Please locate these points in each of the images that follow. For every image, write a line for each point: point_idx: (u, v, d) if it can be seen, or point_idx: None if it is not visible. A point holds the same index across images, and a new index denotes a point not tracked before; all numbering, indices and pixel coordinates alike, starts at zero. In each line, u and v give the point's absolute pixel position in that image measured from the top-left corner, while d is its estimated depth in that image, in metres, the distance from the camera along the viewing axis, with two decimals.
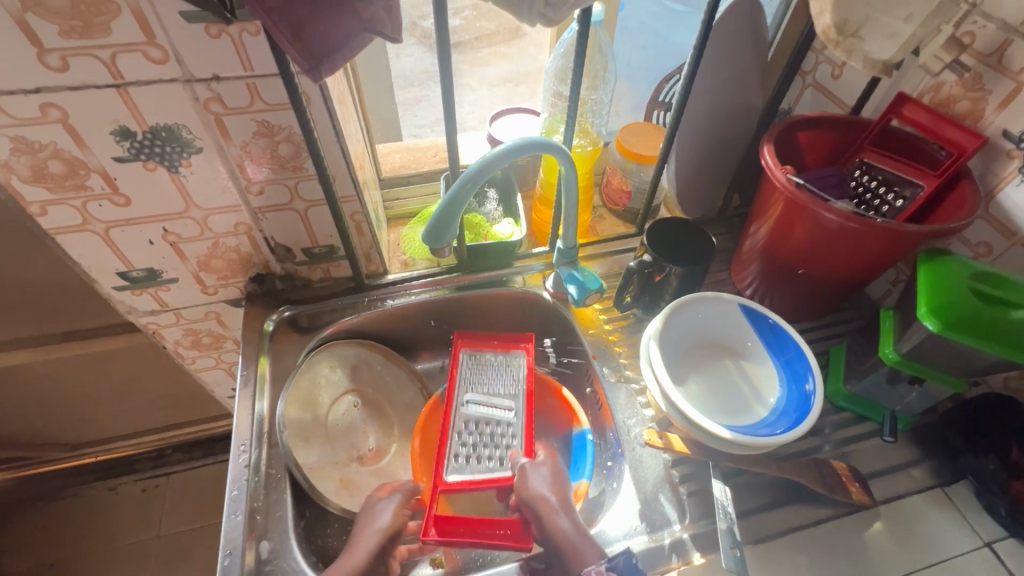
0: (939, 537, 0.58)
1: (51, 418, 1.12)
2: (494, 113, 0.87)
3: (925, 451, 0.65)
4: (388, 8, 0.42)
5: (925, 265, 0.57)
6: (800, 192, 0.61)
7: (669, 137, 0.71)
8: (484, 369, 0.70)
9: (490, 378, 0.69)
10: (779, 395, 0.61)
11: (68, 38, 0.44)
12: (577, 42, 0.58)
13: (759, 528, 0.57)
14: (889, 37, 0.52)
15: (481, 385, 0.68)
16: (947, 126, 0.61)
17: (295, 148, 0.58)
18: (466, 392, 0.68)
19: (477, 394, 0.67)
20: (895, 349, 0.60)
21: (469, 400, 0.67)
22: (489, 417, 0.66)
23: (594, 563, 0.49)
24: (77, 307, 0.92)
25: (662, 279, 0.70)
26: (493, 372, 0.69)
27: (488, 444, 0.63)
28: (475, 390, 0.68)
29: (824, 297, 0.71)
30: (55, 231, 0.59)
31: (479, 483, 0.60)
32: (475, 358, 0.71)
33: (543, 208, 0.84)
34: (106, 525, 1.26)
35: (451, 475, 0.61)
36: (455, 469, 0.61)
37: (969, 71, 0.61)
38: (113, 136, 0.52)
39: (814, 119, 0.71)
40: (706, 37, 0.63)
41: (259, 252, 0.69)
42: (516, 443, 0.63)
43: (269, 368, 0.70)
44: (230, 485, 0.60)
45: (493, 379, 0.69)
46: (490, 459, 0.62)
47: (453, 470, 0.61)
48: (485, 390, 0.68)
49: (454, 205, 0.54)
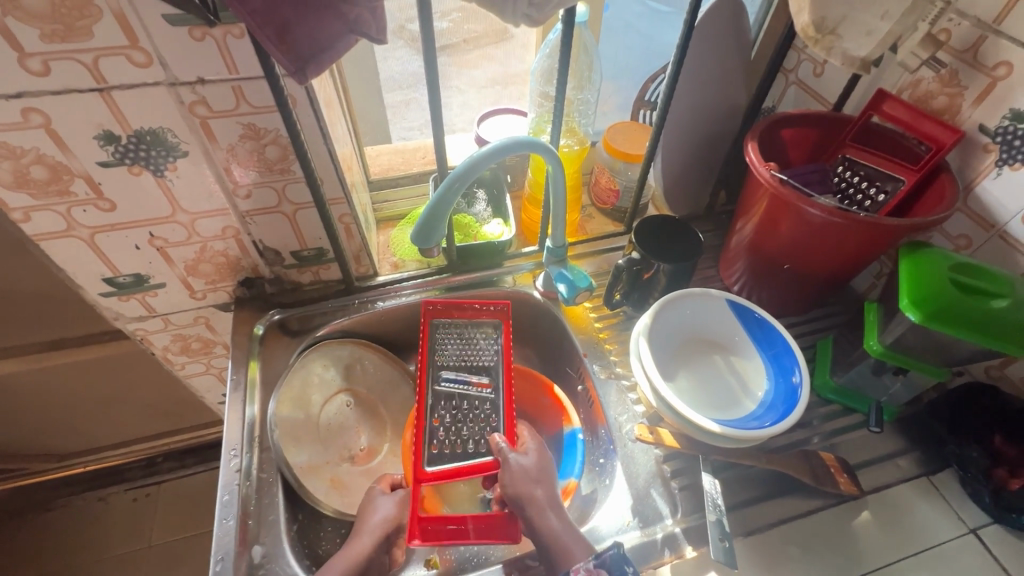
0: (926, 525, 0.59)
1: (37, 429, 1.10)
2: (482, 114, 0.87)
3: (911, 441, 0.66)
4: (372, 10, 0.43)
5: (906, 258, 0.58)
6: (784, 188, 0.62)
7: (655, 136, 0.72)
8: (457, 334, 0.67)
9: (467, 349, 0.66)
10: (767, 388, 0.62)
11: (50, 42, 0.44)
12: (562, 42, 0.59)
13: (750, 520, 0.58)
14: (866, 35, 0.53)
15: (458, 359, 0.65)
16: (926, 122, 0.62)
17: (282, 150, 0.58)
18: (441, 368, 0.64)
19: (452, 367, 0.64)
20: (879, 341, 0.61)
21: (444, 377, 0.64)
22: (467, 397, 0.63)
23: (581, 562, 0.51)
24: (62, 315, 0.91)
25: (650, 276, 0.71)
26: (468, 348, 0.66)
27: (467, 426, 0.61)
28: (449, 365, 0.65)
29: (810, 291, 0.72)
30: (39, 237, 0.59)
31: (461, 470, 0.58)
32: (447, 324, 0.68)
33: (532, 207, 0.84)
34: (96, 536, 1.24)
35: (430, 467, 0.58)
36: (435, 458, 0.58)
37: (945, 67, 0.62)
38: (97, 141, 0.51)
39: (797, 116, 0.72)
40: (689, 36, 0.64)
41: (248, 255, 0.69)
42: (497, 425, 0.61)
43: (259, 373, 0.70)
44: (221, 490, 0.60)
45: (470, 354, 0.66)
46: (470, 442, 0.60)
47: (433, 458, 0.58)
48: (461, 368, 0.65)
49: (442, 206, 0.55)
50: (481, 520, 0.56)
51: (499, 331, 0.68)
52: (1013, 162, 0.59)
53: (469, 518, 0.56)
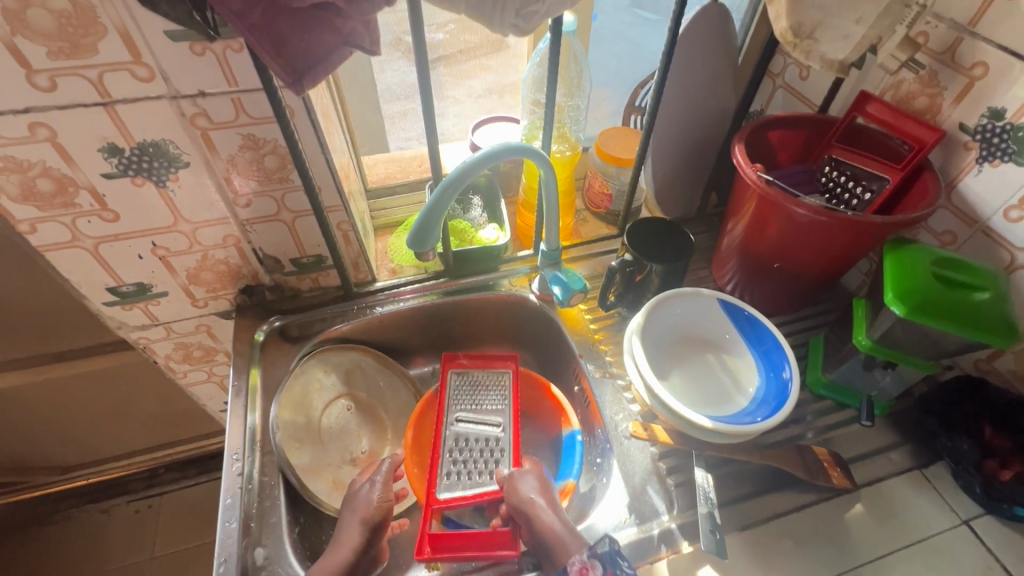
0: (919, 517, 0.60)
1: (41, 441, 1.11)
2: (477, 122, 0.89)
3: (903, 435, 0.67)
4: (365, 23, 0.44)
5: (891, 254, 0.60)
6: (771, 189, 0.64)
7: (645, 140, 0.73)
8: (468, 389, 0.71)
9: (479, 395, 0.70)
10: (758, 384, 0.63)
11: (56, 59, 0.46)
12: (551, 50, 0.60)
13: (745, 515, 0.59)
14: (844, 38, 0.55)
15: (472, 404, 0.69)
16: (908, 122, 0.63)
17: (281, 160, 0.60)
18: (456, 411, 0.69)
19: (466, 411, 0.68)
20: (868, 336, 0.62)
21: (460, 420, 0.68)
22: (481, 438, 0.66)
23: (575, 554, 0.51)
24: (66, 327, 0.92)
25: (643, 278, 0.72)
26: (480, 396, 0.70)
27: (480, 461, 0.64)
28: (463, 408, 0.69)
29: (801, 290, 0.73)
30: (45, 248, 0.60)
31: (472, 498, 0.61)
32: (458, 379, 0.72)
33: (527, 212, 0.86)
34: (99, 548, 1.24)
35: (443, 492, 0.61)
36: (448, 485, 0.62)
37: (924, 68, 0.64)
38: (102, 153, 0.53)
39: (783, 119, 0.73)
40: (674, 43, 0.66)
41: (248, 263, 0.71)
42: (506, 460, 0.64)
43: (259, 380, 0.71)
44: (223, 494, 0.61)
45: (482, 400, 0.70)
46: (480, 473, 0.63)
47: (447, 487, 0.62)
48: (475, 409, 0.69)
49: (436, 211, 0.56)
50: (487, 539, 0.57)
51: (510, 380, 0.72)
52: (993, 158, 0.60)
53: (476, 539, 0.57)
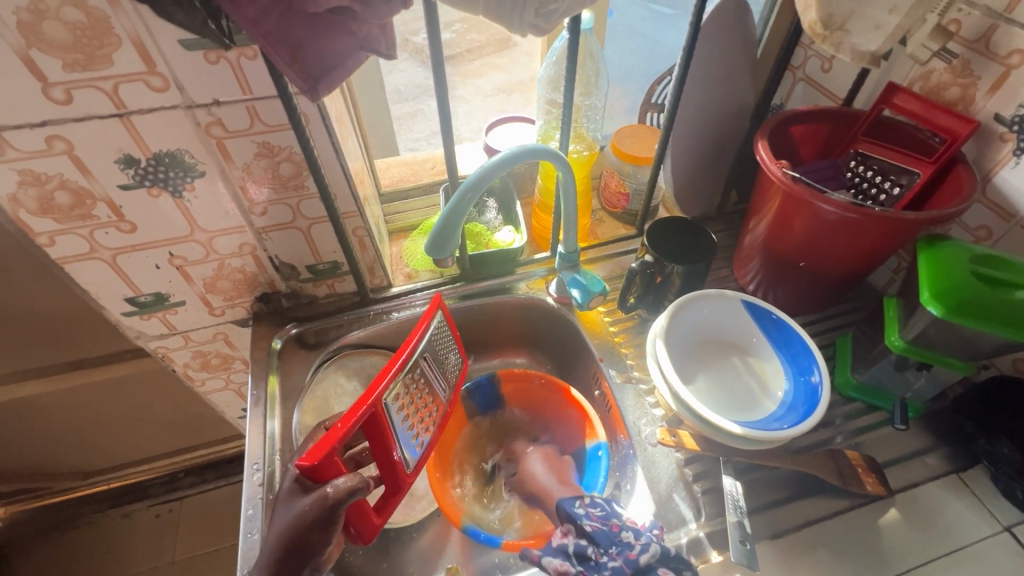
0: (956, 524, 0.58)
1: (63, 447, 1.12)
2: (491, 123, 0.88)
3: (938, 437, 0.65)
4: (382, 26, 0.43)
5: (925, 251, 0.58)
6: (797, 185, 0.62)
7: (663, 138, 0.72)
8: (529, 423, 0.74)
9: (441, 353, 0.63)
10: (787, 388, 0.61)
11: (72, 71, 0.45)
12: (569, 49, 0.59)
13: (776, 522, 0.57)
14: (876, 28, 0.53)
15: (438, 352, 0.62)
16: (938, 113, 0.61)
17: (296, 166, 0.59)
18: (422, 354, 0.58)
19: (426, 362, 0.59)
20: (901, 337, 0.60)
21: (424, 356, 0.58)
22: (410, 384, 0.56)
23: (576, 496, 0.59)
24: (83, 337, 0.93)
25: (664, 279, 0.70)
26: (441, 351, 0.63)
27: (415, 393, 0.57)
28: (428, 356, 0.60)
29: (826, 288, 0.71)
30: (64, 260, 0.60)
31: (393, 468, 0.53)
32: (449, 378, 0.65)
33: (542, 213, 0.85)
34: (121, 553, 1.25)
35: (411, 466, 0.56)
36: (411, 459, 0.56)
37: (957, 58, 0.61)
38: (118, 165, 0.53)
39: (807, 113, 0.71)
40: (695, 38, 0.64)
41: (265, 271, 0.70)
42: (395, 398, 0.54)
43: (278, 387, 0.70)
44: (245, 505, 0.60)
45: (440, 352, 0.63)
46: (403, 420, 0.55)
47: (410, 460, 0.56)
48: (436, 357, 0.62)
49: (455, 215, 0.55)
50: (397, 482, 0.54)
51: (428, 318, 0.59)
52: None
53: (389, 475, 0.54)
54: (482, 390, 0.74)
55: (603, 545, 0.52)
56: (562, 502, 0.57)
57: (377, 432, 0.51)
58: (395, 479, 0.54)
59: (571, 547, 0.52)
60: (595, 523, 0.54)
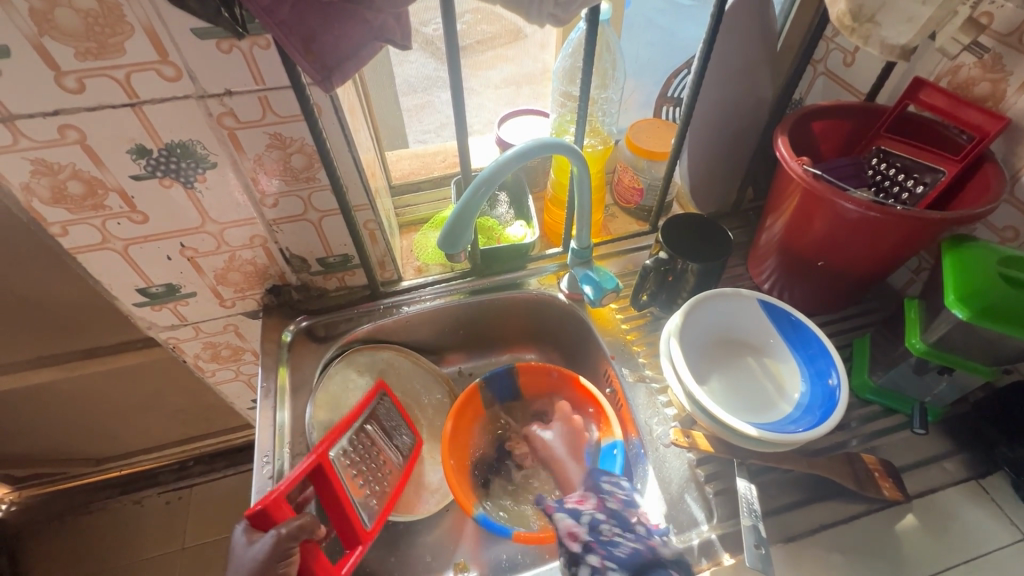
0: (976, 531, 0.57)
1: (75, 434, 1.14)
2: (503, 115, 0.87)
3: (957, 442, 0.63)
4: (397, 16, 0.42)
5: (950, 252, 0.56)
6: (818, 182, 0.60)
7: (680, 133, 0.70)
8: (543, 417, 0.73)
9: (395, 425, 0.69)
10: (803, 390, 0.60)
11: (84, 59, 0.45)
12: (586, 40, 0.57)
13: (789, 526, 0.56)
14: (907, 21, 0.51)
15: (389, 421, 0.68)
16: (967, 109, 0.59)
17: (307, 158, 0.58)
18: (369, 422, 0.64)
19: (376, 429, 0.65)
20: (922, 339, 0.59)
21: (371, 425, 0.65)
22: (360, 447, 0.62)
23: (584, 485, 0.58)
24: (95, 326, 0.93)
25: (678, 277, 0.69)
26: (394, 421, 0.69)
27: (369, 456, 0.62)
28: (377, 425, 0.66)
29: (844, 289, 0.70)
30: (76, 250, 0.60)
31: (348, 520, 0.57)
32: (407, 448, 0.69)
33: (555, 208, 0.84)
34: (131, 538, 1.27)
35: (368, 521, 0.59)
36: (369, 515, 0.60)
37: (988, 52, 0.59)
38: (130, 155, 0.52)
39: (829, 108, 0.70)
40: (716, 29, 0.62)
41: (275, 263, 0.70)
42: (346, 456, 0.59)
43: (288, 379, 0.70)
44: (255, 497, 0.60)
45: (393, 424, 0.68)
46: (360, 481, 0.60)
47: (368, 516, 0.59)
48: (388, 427, 0.67)
49: (468, 209, 0.54)
50: (354, 535, 0.58)
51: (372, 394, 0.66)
52: None
53: (347, 527, 0.57)
54: (500, 381, 0.73)
55: (619, 526, 0.50)
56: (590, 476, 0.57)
57: (328, 484, 0.56)
58: (352, 533, 0.57)
59: (586, 516, 0.51)
60: (618, 504, 0.53)
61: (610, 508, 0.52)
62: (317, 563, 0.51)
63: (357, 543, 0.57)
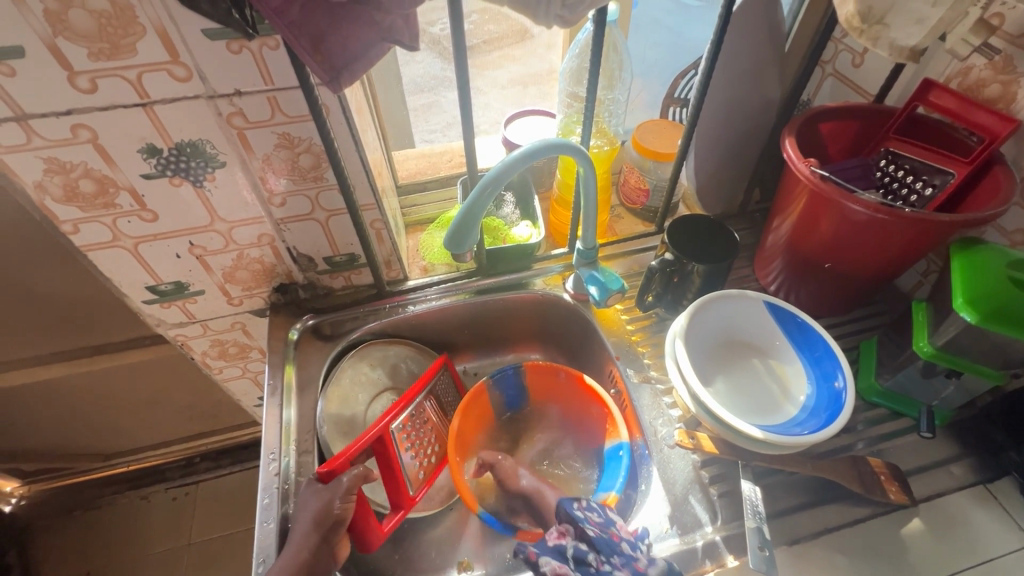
0: (983, 536, 0.56)
1: (84, 430, 1.15)
2: (510, 115, 0.87)
3: (965, 447, 0.63)
4: (406, 18, 0.43)
5: (959, 255, 0.56)
6: (826, 184, 0.60)
7: (687, 134, 0.70)
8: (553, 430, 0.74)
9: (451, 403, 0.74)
10: (809, 393, 0.60)
11: (97, 60, 0.45)
12: (592, 41, 0.57)
13: (794, 528, 0.56)
14: (917, 22, 0.50)
15: (446, 398, 0.74)
16: (977, 111, 0.59)
17: (315, 158, 0.59)
18: (428, 398, 0.70)
19: (433, 405, 0.71)
20: (930, 342, 0.58)
21: (431, 402, 0.70)
22: (417, 421, 0.67)
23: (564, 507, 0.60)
24: (105, 323, 0.94)
25: (684, 278, 0.69)
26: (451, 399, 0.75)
27: (421, 432, 0.67)
28: (435, 401, 0.71)
29: (851, 291, 0.70)
30: (87, 248, 0.61)
31: (396, 487, 0.62)
32: None
33: (560, 209, 0.84)
34: (139, 533, 1.28)
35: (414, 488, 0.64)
36: (416, 484, 0.64)
37: (998, 53, 0.59)
38: (141, 154, 0.53)
39: (837, 109, 0.69)
40: (723, 30, 0.62)
41: (282, 262, 0.70)
42: (404, 429, 0.65)
43: (294, 377, 0.71)
44: (261, 493, 0.61)
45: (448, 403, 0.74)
46: (411, 453, 0.65)
47: (414, 484, 0.64)
48: (444, 406, 0.73)
49: (474, 210, 0.54)
50: (402, 500, 0.62)
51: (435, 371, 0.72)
52: None
53: (395, 492, 0.62)
54: (507, 380, 0.73)
55: (603, 552, 0.49)
56: (562, 501, 0.54)
57: (385, 452, 0.61)
58: (399, 497, 0.62)
59: (571, 551, 0.50)
60: (597, 529, 0.51)
61: (592, 535, 0.50)
62: (365, 519, 0.57)
63: (401, 506, 0.62)
